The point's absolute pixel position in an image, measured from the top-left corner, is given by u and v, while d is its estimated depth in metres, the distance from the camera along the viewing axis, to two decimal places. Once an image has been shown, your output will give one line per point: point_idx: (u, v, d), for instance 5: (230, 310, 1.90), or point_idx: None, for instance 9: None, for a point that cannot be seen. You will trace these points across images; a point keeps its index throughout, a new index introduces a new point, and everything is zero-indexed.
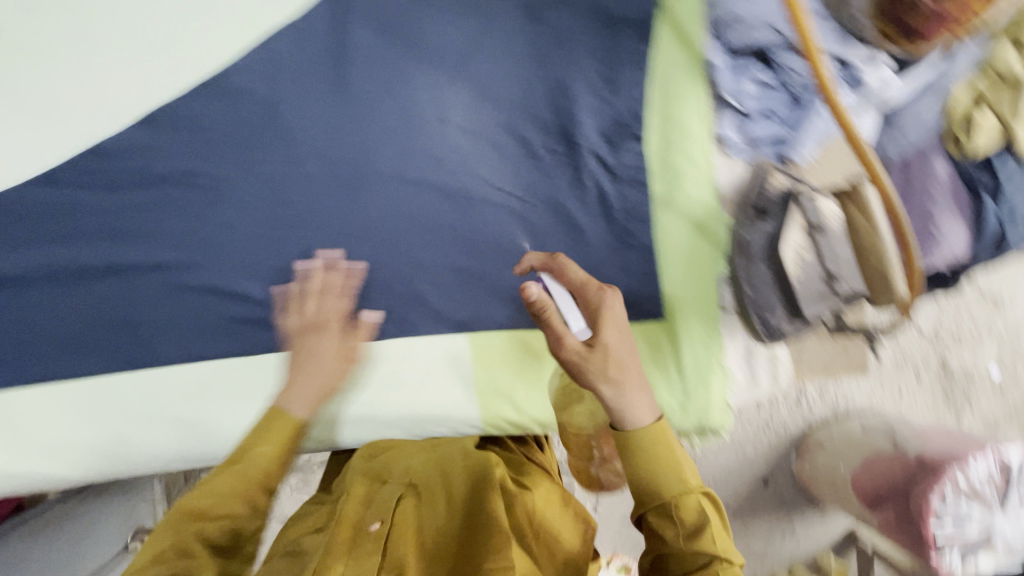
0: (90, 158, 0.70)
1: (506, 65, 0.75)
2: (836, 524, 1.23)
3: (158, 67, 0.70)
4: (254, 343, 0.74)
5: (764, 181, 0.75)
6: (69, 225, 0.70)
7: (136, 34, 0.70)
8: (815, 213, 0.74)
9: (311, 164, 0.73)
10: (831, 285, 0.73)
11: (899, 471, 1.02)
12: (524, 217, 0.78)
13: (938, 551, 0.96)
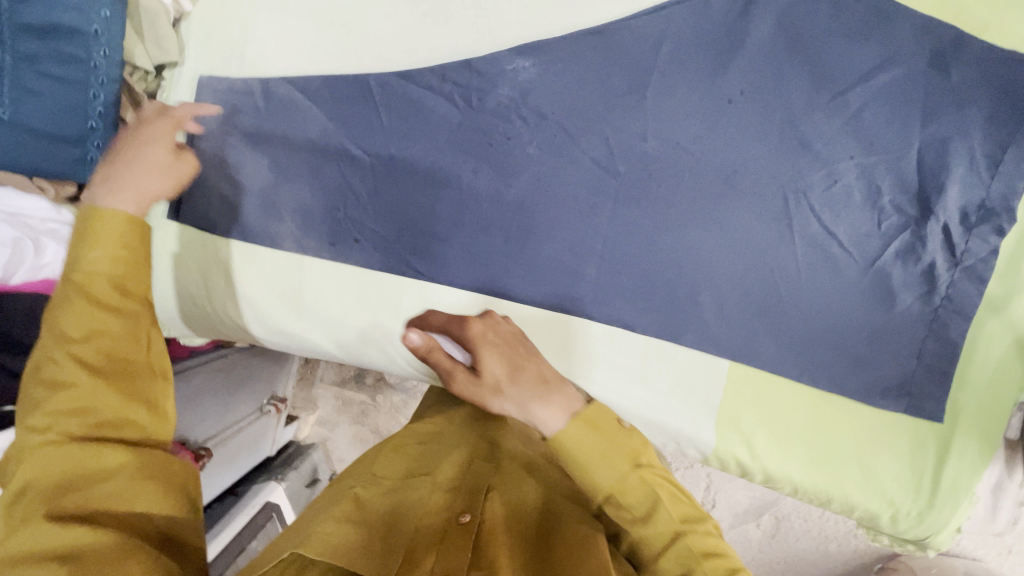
0: (459, 68, 0.71)
1: (889, 109, 0.69)
2: None
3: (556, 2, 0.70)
4: (533, 293, 0.75)
5: None
6: (415, 124, 0.72)
7: None
8: None
9: (652, 143, 0.71)
10: None
11: None
12: (836, 266, 0.72)
13: None
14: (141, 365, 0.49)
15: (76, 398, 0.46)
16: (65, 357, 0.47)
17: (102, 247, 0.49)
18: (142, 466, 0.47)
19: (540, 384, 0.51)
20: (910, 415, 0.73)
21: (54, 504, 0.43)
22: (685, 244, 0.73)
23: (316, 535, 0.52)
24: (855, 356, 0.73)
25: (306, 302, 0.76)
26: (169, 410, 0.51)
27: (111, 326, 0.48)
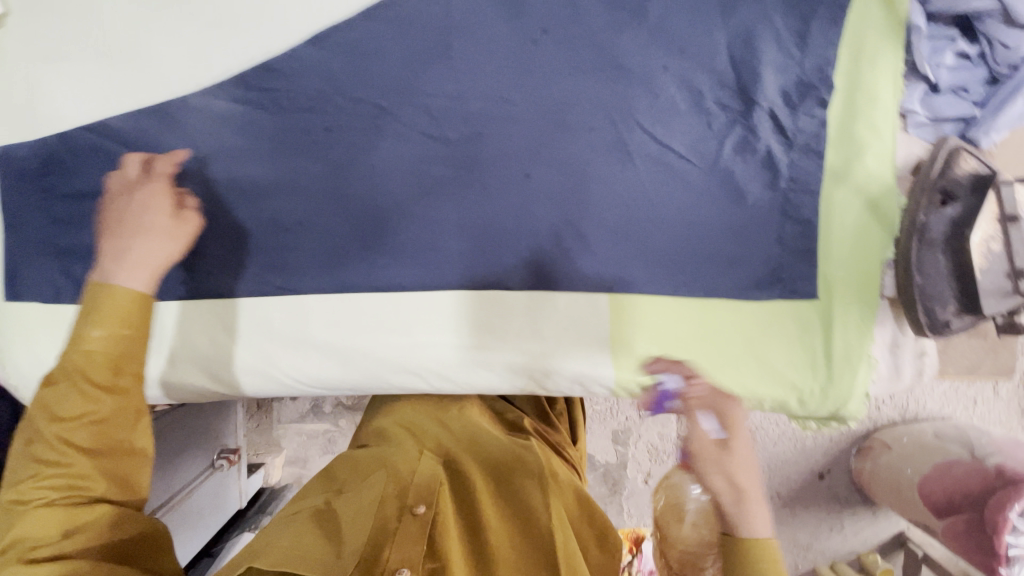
0: (260, 74, 0.69)
1: (689, 11, 0.70)
2: (886, 525, 1.37)
3: None
4: (400, 279, 0.73)
5: (952, 162, 0.70)
6: (236, 143, 0.71)
7: None
8: (1011, 201, 0.67)
9: (473, 100, 0.70)
10: (1016, 281, 0.68)
11: (975, 480, 1.06)
12: (681, 177, 0.73)
13: (1007, 564, 1.01)
14: (127, 415, 0.60)
15: (59, 409, 0.58)
16: (69, 412, 0.58)
17: (106, 334, 0.60)
18: (117, 517, 0.58)
19: (754, 506, 0.65)
20: (790, 300, 0.75)
21: (27, 552, 0.54)
22: (537, 192, 0.72)
23: (299, 533, 0.67)
24: (724, 257, 0.74)
25: (178, 346, 0.75)
26: (139, 481, 0.61)
27: (95, 361, 0.59)
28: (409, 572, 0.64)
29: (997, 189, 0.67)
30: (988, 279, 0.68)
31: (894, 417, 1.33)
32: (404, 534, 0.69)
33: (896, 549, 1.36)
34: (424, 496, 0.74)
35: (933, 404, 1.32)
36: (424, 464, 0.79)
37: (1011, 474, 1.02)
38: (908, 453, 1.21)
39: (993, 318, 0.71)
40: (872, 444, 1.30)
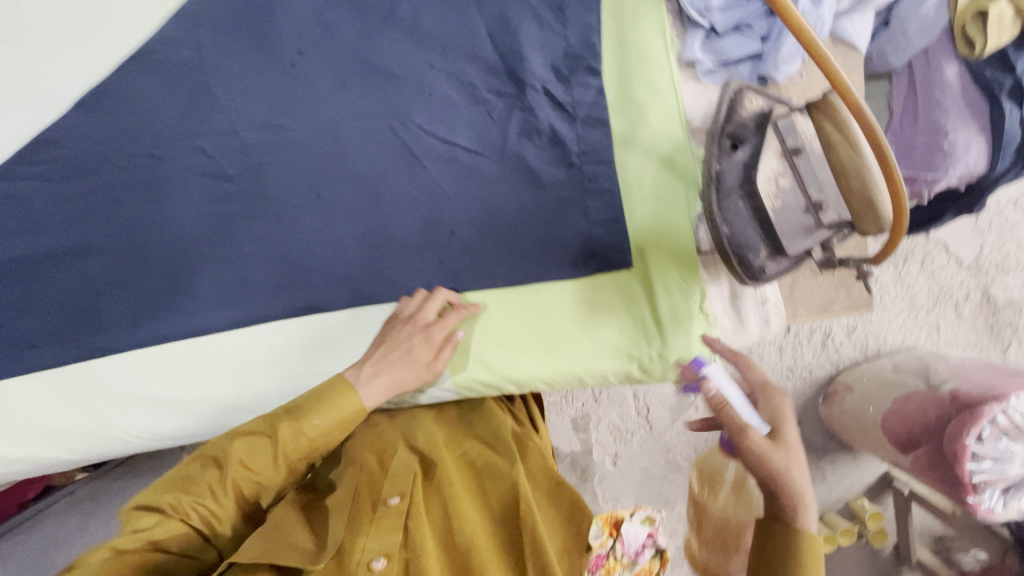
0: (35, 148, 0.69)
1: (442, 5, 0.69)
2: (869, 467, 1.28)
3: (87, 46, 0.68)
4: (218, 320, 0.74)
5: (737, 105, 0.68)
6: (30, 216, 0.71)
7: (61, 15, 0.68)
8: (791, 133, 0.64)
9: (247, 133, 0.70)
10: (815, 214, 0.65)
11: (931, 410, 1.02)
12: (475, 170, 0.73)
13: (975, 493, 0.94)
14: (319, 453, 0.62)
15: (246, 460, 0.58)
16: (249, 447, 0.58)
17: (320, 419, 0.60)
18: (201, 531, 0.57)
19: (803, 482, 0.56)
20: (608, 271, 0.74)
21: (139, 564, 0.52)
22: (336, 210, 0.72)
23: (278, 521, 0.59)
24: (535, 242, 0.74)
25: (15, 424, 0.73)
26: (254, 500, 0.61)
27: (293, 450, 0.60)
28: (385, 563, 0.57)
29: (776, 123, 0.65)
30: (784, 217, 0.66)
31: (856, 356, 1.27)
32: (377, 532, 0.59)
33: (885, 490, 1.29)
34: (400, 483, 0.63)
35: (895, 336, 1.28)
36: (402, 449, 0.69)
37: (964, 398, 0.98)
38: (869, 391, 1.16)
39: (810, 255, 0.69)
40: (835, 388, 1.23)
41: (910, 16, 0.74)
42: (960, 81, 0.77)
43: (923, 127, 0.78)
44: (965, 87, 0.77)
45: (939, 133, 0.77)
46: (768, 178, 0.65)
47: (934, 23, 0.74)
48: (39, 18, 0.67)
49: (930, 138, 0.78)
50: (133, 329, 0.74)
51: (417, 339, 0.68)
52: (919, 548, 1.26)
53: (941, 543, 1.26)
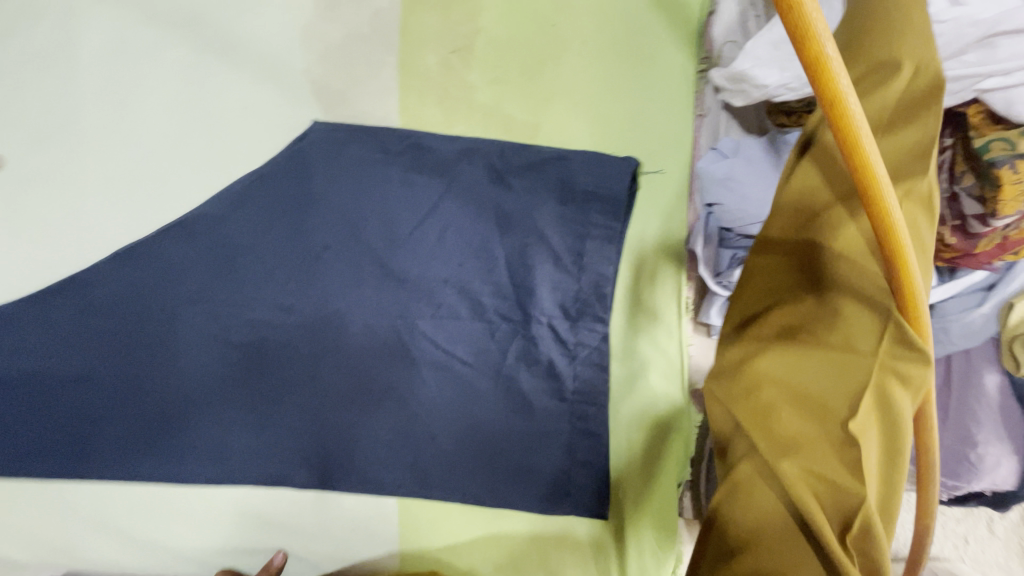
0: (67, 287, 0.73)
1: (467, 228, 0.70)
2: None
3: (141, 199, 0.73)
4: (193, 472, 0.75)
5: None
6: (50, 339, 0.74)
7: (125, 169, 0.73)
8: None
9: (260, 308, 0.73)
10: None
11: None
12: (467, 382, 0.72)
13: None
14: None
15: None
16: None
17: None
18: None
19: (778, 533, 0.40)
20: (580, 517, 0.71)
21: None
22: (325, 395, 0.73)
23: None
24: (512, 466, 0.72)
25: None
26: None
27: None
28: None
29: None
30: None
31: None
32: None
33: None
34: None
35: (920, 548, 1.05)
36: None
37: None
38: None
39: None
40: None
41: (955, 318, 0.68)
42: (998, 393, 0.71)
43: (951, 428, 0.73)
44: (1003, 398, 0.72)
45: (968, 442, 0.71)
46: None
47: (980, 330, 0.68)
48: (100, 171, 0.73)
49: (958, 444, 0.72)
50: (117, 462, 0.76)
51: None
52: None
53: None
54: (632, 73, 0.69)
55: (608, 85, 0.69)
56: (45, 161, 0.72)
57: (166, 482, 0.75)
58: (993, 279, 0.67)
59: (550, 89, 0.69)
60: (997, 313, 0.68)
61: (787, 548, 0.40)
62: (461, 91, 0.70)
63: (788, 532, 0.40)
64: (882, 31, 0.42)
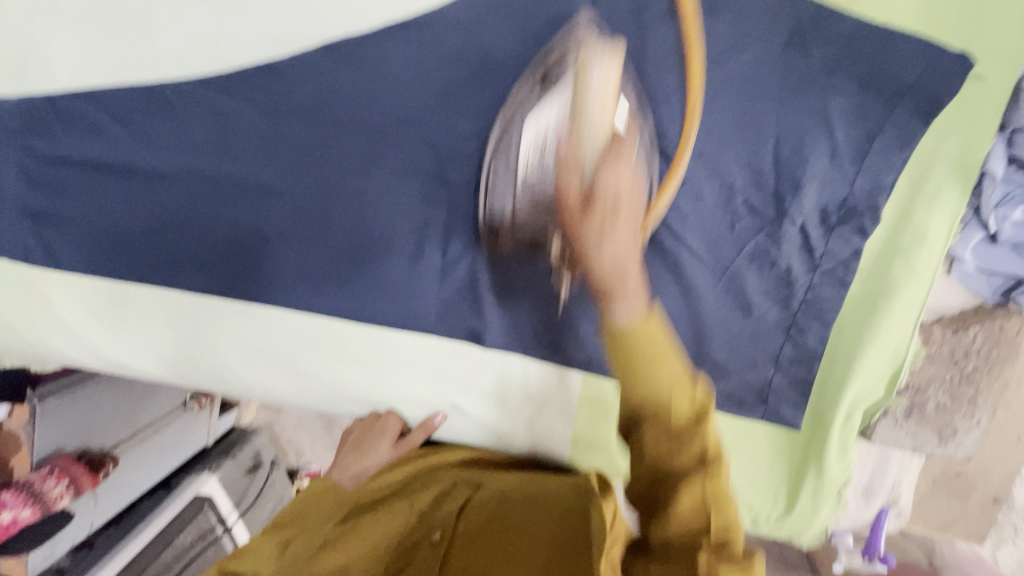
0: (247, 80, 0.63)
1: (743, 98, 0.61)
2: None
3: None
4: (375, 314, 0.70)
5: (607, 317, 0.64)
6: (214, 135, 0.65)
7: None
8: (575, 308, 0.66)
9: (485, 147, 0.64)
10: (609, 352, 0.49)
11: None
12: (689, 274, 0.67)
13: None
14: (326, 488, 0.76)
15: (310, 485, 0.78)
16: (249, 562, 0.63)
17: (324, 508, 0.73)
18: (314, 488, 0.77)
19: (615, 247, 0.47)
20: (769, 424, 0.71)
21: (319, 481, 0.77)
22: (524, 258, 0.66)
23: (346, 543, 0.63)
24: (714, 364, 0.70)
25: (135, 333, 0.72)
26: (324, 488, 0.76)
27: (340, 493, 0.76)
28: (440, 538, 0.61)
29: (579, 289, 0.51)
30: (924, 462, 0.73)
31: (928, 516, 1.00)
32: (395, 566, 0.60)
33: None
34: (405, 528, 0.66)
35: None
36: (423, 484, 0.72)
37: None
38: None
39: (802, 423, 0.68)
40: None
41: None
42: None
43: None
44: None
45: None
46: (936, 397, 0.70)
47: None
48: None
49: None
50: (288, 289, 0.69)
51: (379, 447, 0.75)
52: None
53: None
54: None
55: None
56: None
57: (336, 315, 0.70)
58: None
59: None
60: None
61: (658, 431, 0.46)
62: None
63: (661, 446, 0.46)
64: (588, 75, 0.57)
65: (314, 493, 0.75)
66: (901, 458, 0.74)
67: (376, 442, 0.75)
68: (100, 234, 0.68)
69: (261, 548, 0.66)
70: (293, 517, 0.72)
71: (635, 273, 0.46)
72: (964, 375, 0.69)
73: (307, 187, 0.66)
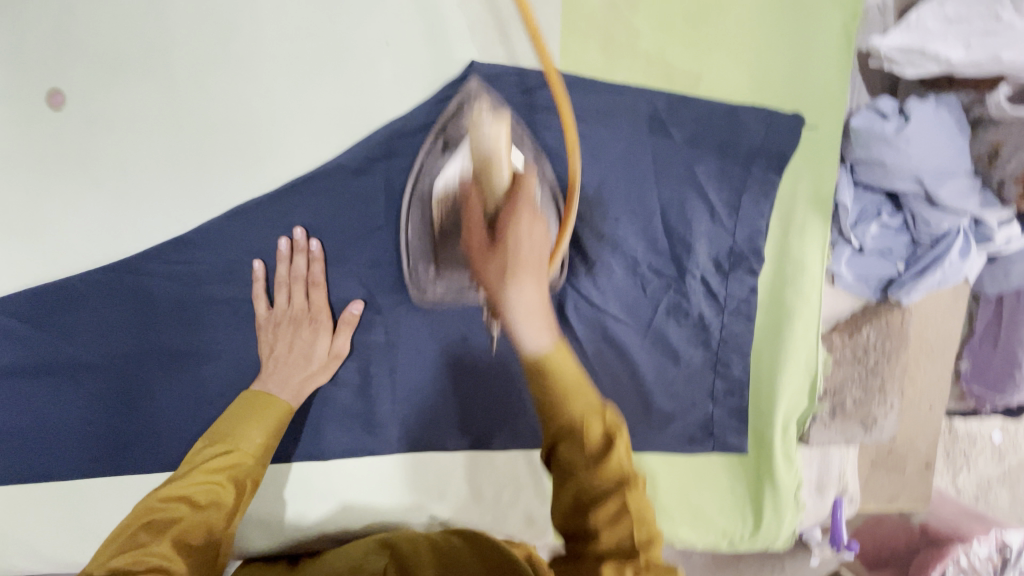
0: (158, 258, 0.64)
1: (625, 181, 0.69)
2: None
3: (253, 151, 0.64)
4: (333, 444, 0.70)
5: (459, 113, 0.64)
6: (135, 316, 0.65)
7: (222, 110, 0.62)
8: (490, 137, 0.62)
9: (406, 269, 0.68)
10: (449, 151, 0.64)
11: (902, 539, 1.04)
12: (618, 339, 0.73)
13: None
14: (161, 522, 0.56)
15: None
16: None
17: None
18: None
19: (523, 258, 0.57)
20: (720, 453, 0.77)
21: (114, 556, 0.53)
22: (454, 222, 0.63)
23: None
24: (659, 412, 0.75)
25: (86, 525, 0.68)
26: (183, 539, 0.55)
27: (256, 467, 0.62)
28: None
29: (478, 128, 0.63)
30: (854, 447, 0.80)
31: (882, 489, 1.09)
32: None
33: None
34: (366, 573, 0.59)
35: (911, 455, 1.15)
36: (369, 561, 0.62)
37: (932, 536, 1.02)
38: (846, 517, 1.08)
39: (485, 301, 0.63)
40: None
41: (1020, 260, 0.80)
42: None
43: (1000, 353, 0.86)
44: None
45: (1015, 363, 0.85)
46: (851, 394, 0.78)
47: None
48: (181, 112, 0.62)
49: (1006, 365, 0.86)
50: None
51: (305, 334, 0.66)
52: None
53: None
54: (791, 29, 0.68)
55: (764, 35, 0.68)
56: (133, 99, 0.61)
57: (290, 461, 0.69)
58: None
59: (713, 38, 0.67)
60: None
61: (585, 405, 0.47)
62: (626, 36, 0.67)
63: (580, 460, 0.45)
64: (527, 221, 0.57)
65: (226, 436, 0.62)
66: (839, 450, 0.82)
67: (292, 374, 0.66)
68: (34, 437, 0.66)
69: (148, 544, 0.54)
70: (219, 449, 0.61)
71: (545, 315, 0.55)
72: (870, 370, 0.78)
73: (240, 345, 0.67)
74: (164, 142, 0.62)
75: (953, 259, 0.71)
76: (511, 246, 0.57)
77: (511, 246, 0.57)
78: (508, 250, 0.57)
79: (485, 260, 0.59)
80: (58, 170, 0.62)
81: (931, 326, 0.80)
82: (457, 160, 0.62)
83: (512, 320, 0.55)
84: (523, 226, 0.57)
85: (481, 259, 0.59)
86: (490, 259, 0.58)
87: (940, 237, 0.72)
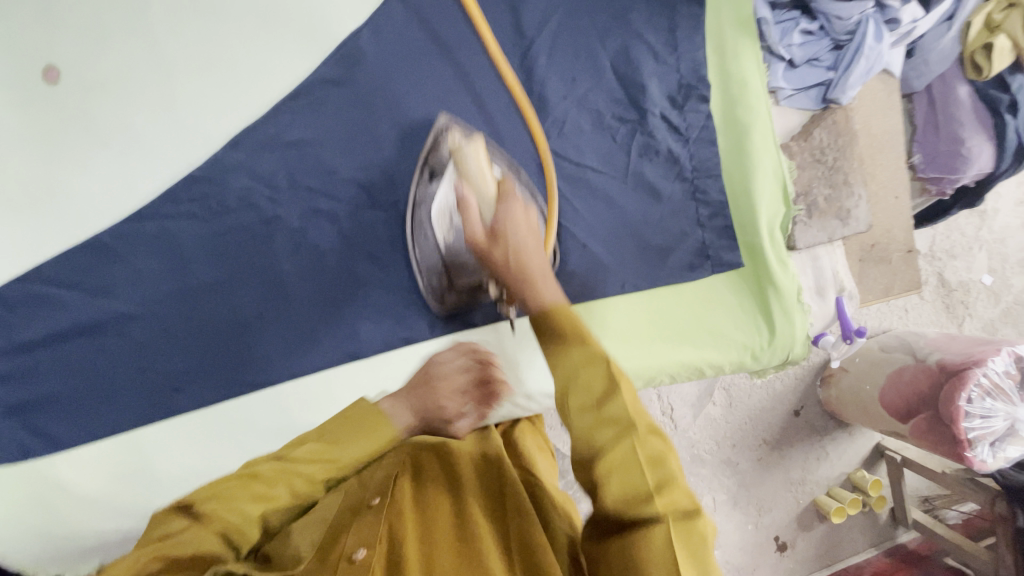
0: (174, 199, 0.70)
1: (572, 43, 0.77)
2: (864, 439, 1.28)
3: (239, 84, 0.70)
4: (372, 340, 0.76)
5: (438, 143, 0.71)
6: (163, 260, 0.70)
7: (204, 51, 0.69)
8: (438, 157, 0.71)
9: (398, 165, 0.74)
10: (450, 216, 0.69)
11: (924, 380, 1.02)
12: (602, 191, 0.81)
13: (970, 448, 0.94)
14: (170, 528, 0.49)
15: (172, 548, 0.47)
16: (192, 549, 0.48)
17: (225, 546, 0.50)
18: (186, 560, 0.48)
19: (529, 245, 0.51)
20: (721, 273, 0.84)
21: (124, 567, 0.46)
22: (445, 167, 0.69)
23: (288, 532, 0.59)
24: (655, 248, 0.82)
25: (156, 468, 0.72)
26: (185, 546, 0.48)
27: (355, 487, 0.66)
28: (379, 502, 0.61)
29: (438, 132, 0.72)
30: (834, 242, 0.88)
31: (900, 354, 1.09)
32: (362, 527, 0.58)
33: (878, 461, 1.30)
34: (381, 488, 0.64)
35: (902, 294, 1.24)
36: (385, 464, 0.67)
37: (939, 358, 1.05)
38: (863, 371, 1.14)
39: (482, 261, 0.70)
40: (830, 371, 1.22)
41: (932, 47, 0.89)
42: (970, 98, 0.92)
43: (944, 137, 0.93)
44: (975, 103, 0.92)
45: (958, 141, 0.92)
46: (821, 193, 0.85)
47: (949, 53, 0.89)
48: (168, 65, 0.69)
49: (951, 146, 0.93)
50: (284, 362, 0.74)
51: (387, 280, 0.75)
52: (914, 510, 1.27)
53: (927, 503, 1.30)
54: None
55: None
56: (123, 59, 0.68)
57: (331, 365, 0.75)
58: (952, 11, 0.87)
59: None
60: (959, 37, 0.89)
61: (591, 376, 0.46)
62: None
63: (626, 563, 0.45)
64: (516, 219, 0.51)
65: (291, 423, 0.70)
66: (827, 252, 0.88)
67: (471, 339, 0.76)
68: (93, 394, 0.70)
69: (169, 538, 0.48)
70: None
71: (536, 263, 0.50)
72: (831, 167, 0.85)
73: (265, 267, 0.72)
74: (156, 94, 0.69)
75: (872, 44, 0.80)
76: (499, 248, 0.51)
77: (501, 217, 0.51)
78: (488, 244, 0.51)
79: (468, 185, 0.55)
80: (66, 139, 0.68)
81: (874, 121, 0.88)
82: (445, 189, 0.69)
83: (527, 284, 0.49)
84: (513, 216, 0.51)
85: (479, 247, 0.51)
86: (470, 212, 0.52)
87: (854, 29, 0.81)
